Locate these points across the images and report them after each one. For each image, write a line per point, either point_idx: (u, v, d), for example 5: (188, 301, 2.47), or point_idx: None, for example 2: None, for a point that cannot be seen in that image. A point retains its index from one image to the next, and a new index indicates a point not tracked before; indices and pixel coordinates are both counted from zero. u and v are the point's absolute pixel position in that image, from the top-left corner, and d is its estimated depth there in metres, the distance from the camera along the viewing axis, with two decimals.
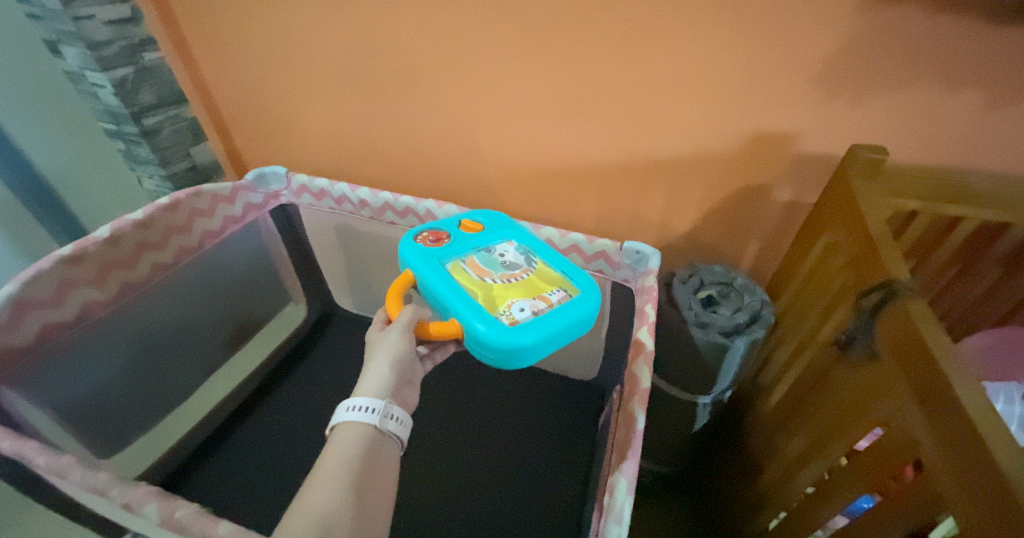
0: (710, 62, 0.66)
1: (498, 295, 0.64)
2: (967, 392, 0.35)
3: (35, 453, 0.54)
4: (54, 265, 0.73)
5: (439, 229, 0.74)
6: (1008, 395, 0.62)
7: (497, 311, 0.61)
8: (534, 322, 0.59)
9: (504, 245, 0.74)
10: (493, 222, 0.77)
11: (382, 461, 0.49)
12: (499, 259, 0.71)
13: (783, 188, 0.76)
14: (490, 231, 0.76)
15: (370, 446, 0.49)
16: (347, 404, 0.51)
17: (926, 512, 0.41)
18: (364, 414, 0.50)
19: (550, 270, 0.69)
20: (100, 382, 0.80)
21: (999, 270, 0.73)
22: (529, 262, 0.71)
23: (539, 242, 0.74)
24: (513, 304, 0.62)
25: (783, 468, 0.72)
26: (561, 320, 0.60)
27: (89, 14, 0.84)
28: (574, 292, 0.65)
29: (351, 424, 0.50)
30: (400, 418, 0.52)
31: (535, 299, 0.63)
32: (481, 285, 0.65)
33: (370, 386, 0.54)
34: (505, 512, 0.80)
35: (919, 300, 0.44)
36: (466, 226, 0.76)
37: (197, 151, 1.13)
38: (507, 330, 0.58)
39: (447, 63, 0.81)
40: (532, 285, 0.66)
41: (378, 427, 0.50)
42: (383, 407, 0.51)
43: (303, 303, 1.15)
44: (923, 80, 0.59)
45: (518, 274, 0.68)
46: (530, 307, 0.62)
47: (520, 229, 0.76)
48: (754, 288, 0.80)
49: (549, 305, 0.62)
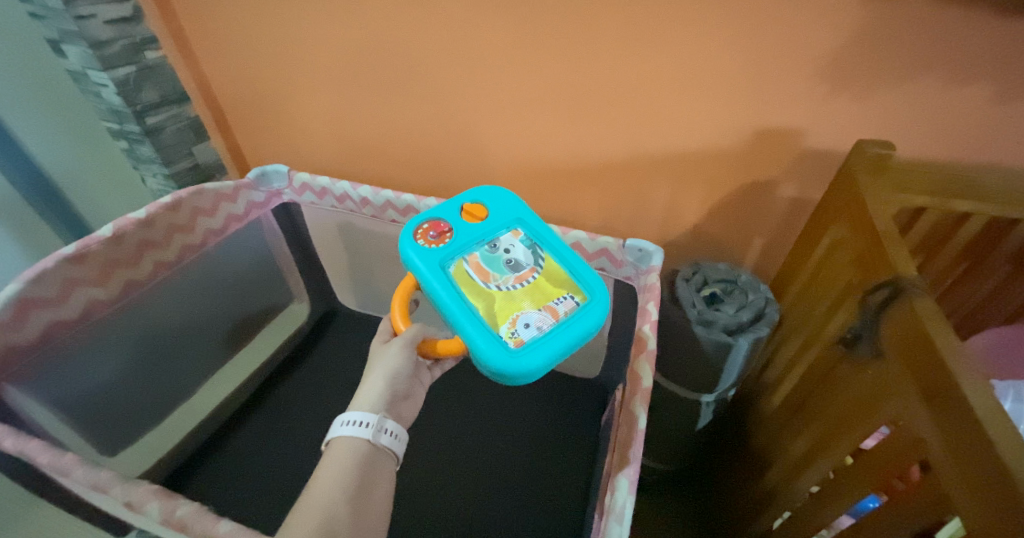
0: (714, 57, 0.65)
1: (502, 306, 0.61)
2: (975, 391, 0.34)
3: (39, 451, 0.54)
4: (57, 264, 0.73)
5: (440, 220, 0.70)
6: (1016, 392, 0.60)
7: (501, 328, 0.59)
8: (539, 341, 0.57)
9: (508, 237, 0.70)
10: (497, 206, 0.72)
11: (377, 474, 0.49)
12: (503, 257, 0.67)
13: (788, 185, 0.75)
14: (494, 218, 0.71)
15: (364, 458, 0.50)
16: (342, 419, 0.52)
17: (933, 514, 0.40)
18: (359, 429, 0.51)
19: (558, 268, 0.66)
20: (103, 381, 0.81)
21: (1008, 268, 0.72)
22: (536, 259, 0.67)
23: (545, 233, 0.69)
24: (519, 319, 0.59)
25: (788, 468, 0.71)
26: (567, 337, 0.58)
27: (90, 13, 0.84)
28: (582, 298, 0.62)
29: (345, 439, 0.51)
30: (394, 433, 0.53)
31: (541, 312, 0.60)
32: (484, 295, 0.62)
33: (365, 400, 0.55)
34: (509, 513, 0.80)
35: (926, 297, 0.43)
36: (468, 212, 0.71)
37: (200, 150, 1.13)
38: (510, 353, 0.56)
39: (448, 59, 0.80)
40: (539, 291, 0.63)
41: (372, 441, 0.51)
42: (377, 421, 0.52)
43: (306, 301, 1.15)
44: (932, 73, 0.58)
45: (524, 277, 0.65)
46: (535, 322, 0.59)
47: (528, 213, 0.72)
48: (758, 286, 0.79)
49: (556, 319, 0.60)
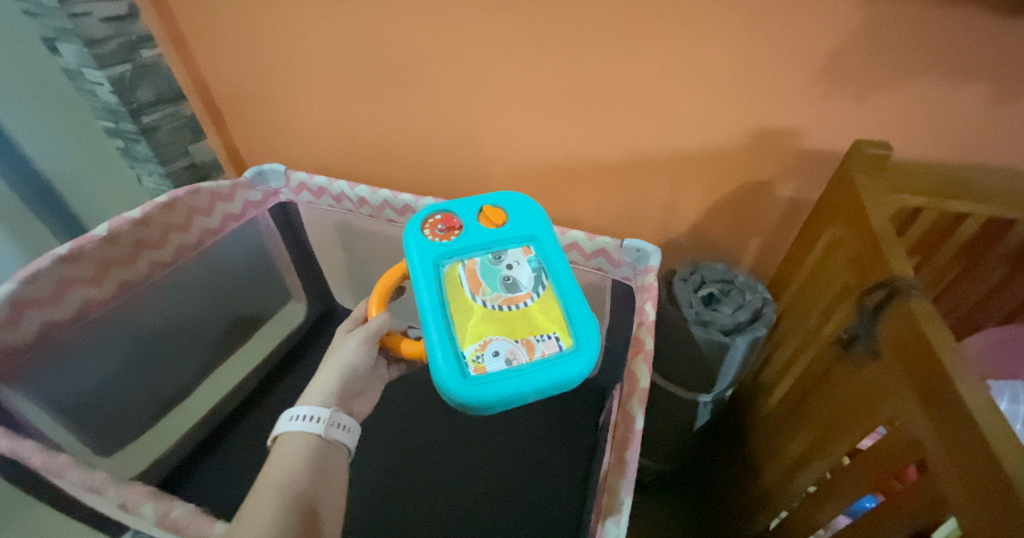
0: (714, 58, 0.65)
1: (477, 326, 0.58)
2: (969, 389, 0.35)
3: (32, 453, 0.54)
4: (53, 263, 0.73)
5: (452, 215, 0.69)
6: (1013, 393, 0.60)
7: (468, 350, 0.57)
8: (501, 376, 0.55)
9: (517, 253, 0.67)
10: (518, 214, 0.70)
11: (330, 467, 0.50)
12: (503, 272, 0.64)
13: (785, 185, 0.75)
14: (511, 227, 0.69)
15: (314, 453, 0.50)
16: (290, 413, 0.52)
17: (928, 515, 0.40)
18: (309, 424, 0.52)
19: (556, 304, 0.62)
20: (98, 382, 0.81)
21: (1004, 269, 0.72)
22: (537, 285, 0.64)
23: (557, 260, 0.66)
24: (489, 344, 0.57)
25: (784, 468, 0.72)
26: (534, 381, 0.55)
27: (86, 10, 0.83)
28: (568, 343, 0.58)
29: (294, 433, 0.51)
30: (346, 426, 0.54)
31: (516, 344, 0.58)
32: (466, 307, 0.60)
33: (315, 395, 0.55)
34: (505, 515, 0.80)
35: (924, 299, 0.43)
36: (485, 215, 0.69)
37: (197, 149, 1.13)
38: (466, 382, 0.54)
39: (447, 59, 0.80)
40: (524, 321, 0.60)
41: (324, 435, 0.52)
42: (328, 416, 0.53)
43: (303, 302, 1.15)
44: (932, 73, 0.57)
45: (517, 300, 0.62)
46: (505, 353, 0.57)
47: (543, 232, 0.69)
48: (756, 286, 0.79)
49: (529, 359, 0.57)
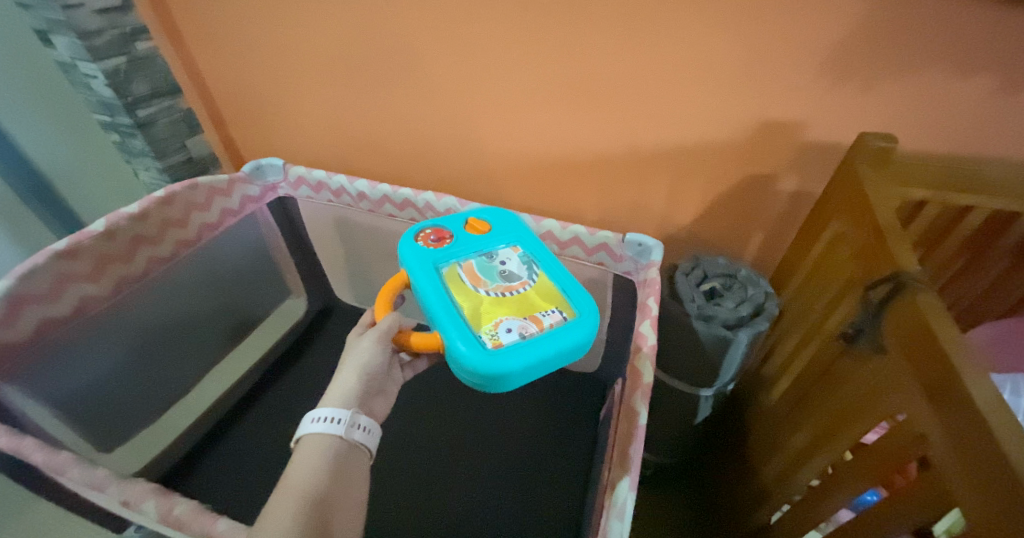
0: (715, 50, 0.64)
1: (486, 311, 0.58)
2: (975, 383, 0.34)
3: (33, 450, 0.53)
4: (50, 259, 0.72)
5: (442, 227, 0.69)
6: (1014, 386, 0.60)
7: (482, 330, 0.55)
8: (519, 346, 0.53)
9: (506, 251, 0.68)
10: (499, 223, 0.71)
11: (351, 469, 0.50)
12: (498, 267, 0.65)
13: (787, 178, 0.74)
14: (496, 233, 0.70)
15: (335, 454, 0.50)
16: (312, 416, 0.52)
17: (932, 510, 0.40)
18: (330, 425, 0.51)
19: (550, 284, 0.62)
20: (98, 378, 0.80)
21: (1007, 262, 0.72)
22: (530, 273, 0.64)
23: (545, 251, 0.67)
24: (501, 323, 0.56)
25: (785, 463, 0.72)
26: (551, 344, 0.54)
27: (79, 2, 0.82)
28: (570, 313, 0.58)
29: (316, 436, 0.51)
30: (367, 427, 0.54)
31: (525, 320, 0.57)
32: (472, 297, 0.60)
33: (335, 396, 0.55)
34: (509, 513, 0.80)
35: (929, 292, 0.43)
36: (471, 225, 0.70)
37: (194, 143, 1.12)
38: (489, 355, 0.52)
39: (445, 51, 0.79)
40: (526, 302, 0.60)
41: (345, 437, 0.51)
42: (349, 417, 0.53)
43: (303, 297, 1.14)
44: (936, 65, 0.57)
45: (515, 287, 0.62)
46: (517, 327, 0.56)
47: (529, 233, 0.70)
48: (759, 281, 0.78)
49: (541, 328, 0.56)
